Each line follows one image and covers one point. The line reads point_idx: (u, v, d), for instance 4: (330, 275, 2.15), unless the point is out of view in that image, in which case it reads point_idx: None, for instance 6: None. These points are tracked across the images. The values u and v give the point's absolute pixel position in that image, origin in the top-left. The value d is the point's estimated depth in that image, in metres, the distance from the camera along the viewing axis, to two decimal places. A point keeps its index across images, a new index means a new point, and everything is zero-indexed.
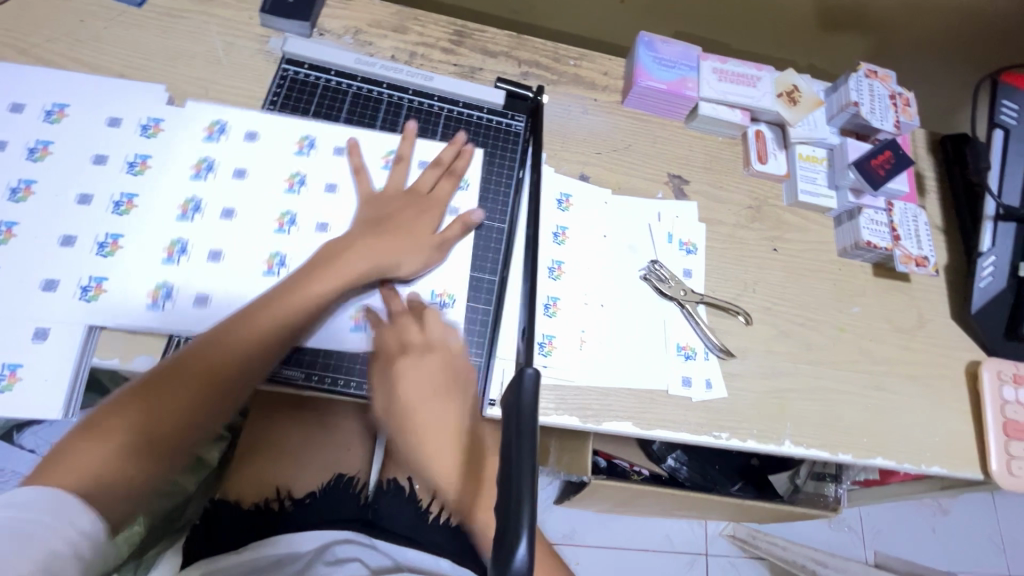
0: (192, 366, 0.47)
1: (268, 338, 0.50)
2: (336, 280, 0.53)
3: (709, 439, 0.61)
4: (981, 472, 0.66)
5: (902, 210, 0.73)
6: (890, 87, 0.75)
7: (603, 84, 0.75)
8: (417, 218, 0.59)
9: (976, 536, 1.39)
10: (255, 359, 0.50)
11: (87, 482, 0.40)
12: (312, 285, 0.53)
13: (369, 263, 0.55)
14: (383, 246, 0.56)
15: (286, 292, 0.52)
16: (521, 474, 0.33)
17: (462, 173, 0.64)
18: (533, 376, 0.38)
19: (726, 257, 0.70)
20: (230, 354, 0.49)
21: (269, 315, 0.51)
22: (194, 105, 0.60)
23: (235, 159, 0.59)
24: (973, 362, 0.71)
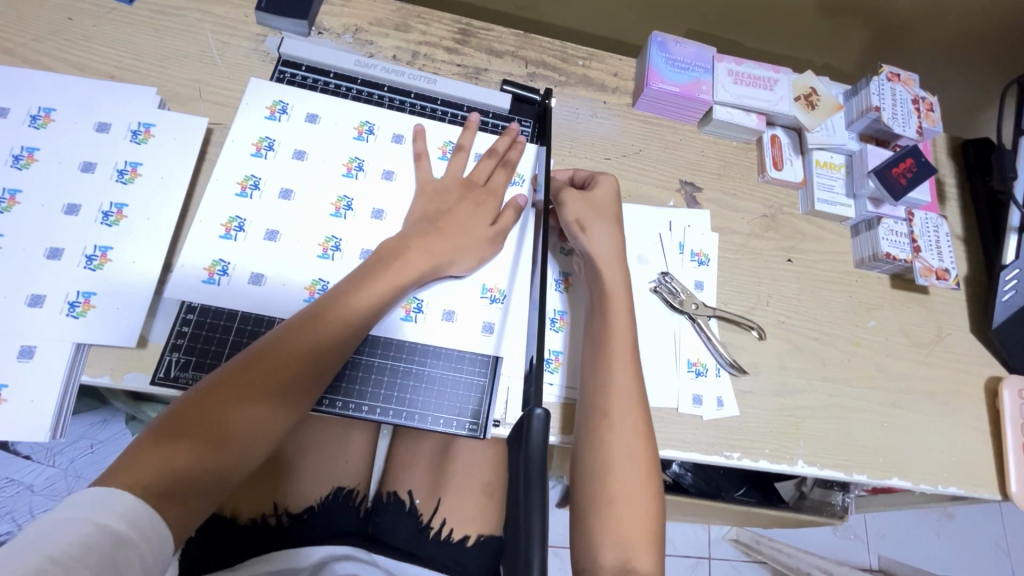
0: (261, 366, 0.45)
1: (333, 335, 0.48)
2: (396, 275, 0.52)
3: (719, 460, 0.59)
4: (1000, 493, 0.64)
5: (923, 219, 0.70)
6: (912, 91, 0.72)
7: (612, 86, 0.73)
8: (473, 217, 0.57)
9: (981, 541, 1.38)
10: (322, 361, 0.47)
11: (161, 489, 0.38)
12: (373, 283, 0.50)
13: (425, 261, 0.53)
14: (441, 245, 0.54)
15: (349, 289, 0.50)
16: (529, 528, 0.31)
17: (516, 165, 0.62)
18: (541, 416, 0.36)
19: (739, 268, 0.68)
20: (297, 353, 0.46)
21: (332, 312, 0.48)
22: (258, 82, 0.58)
23: (297, 140, 0.57)
24: (993, 378, 0.69)
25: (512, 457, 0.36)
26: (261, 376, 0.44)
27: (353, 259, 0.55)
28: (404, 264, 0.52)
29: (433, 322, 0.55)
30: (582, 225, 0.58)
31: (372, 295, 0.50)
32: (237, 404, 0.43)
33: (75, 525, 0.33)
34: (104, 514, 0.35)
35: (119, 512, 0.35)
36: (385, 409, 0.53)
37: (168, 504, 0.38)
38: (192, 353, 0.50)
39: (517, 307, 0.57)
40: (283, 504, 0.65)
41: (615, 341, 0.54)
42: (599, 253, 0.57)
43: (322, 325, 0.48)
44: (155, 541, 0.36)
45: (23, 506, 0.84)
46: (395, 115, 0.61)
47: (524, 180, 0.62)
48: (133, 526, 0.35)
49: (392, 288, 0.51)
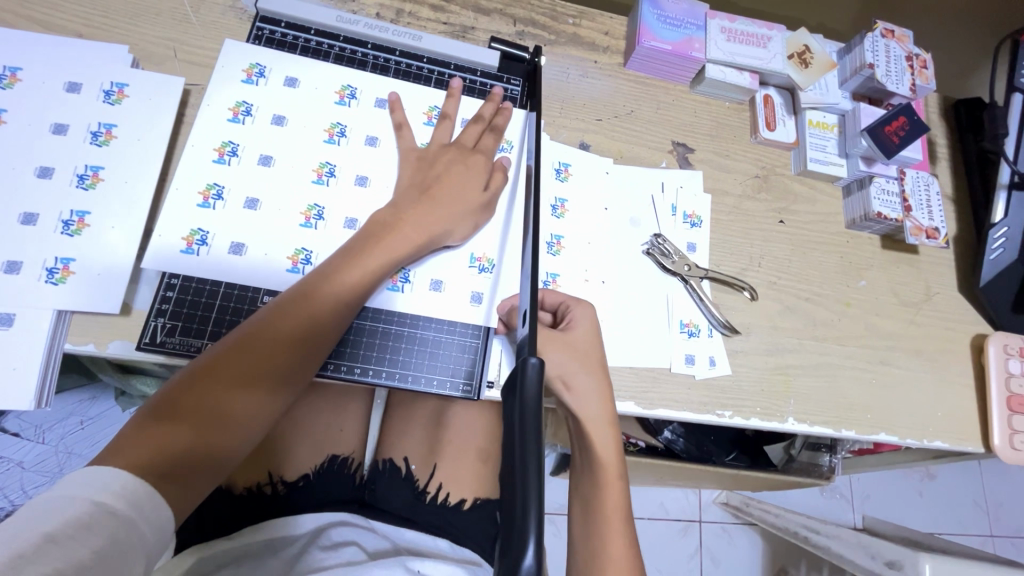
0: (252, 346, 0.44)
1: (329, 313, 0.47)
2: (390, 249, 0.50)
3: (711, 418, 0.60)
4: (983, 446, 0.66)
5: (913, 178, 0.70)
6: (906, 48, 0.71)
7: (603, 45, 0.71)
8: (463, 181, 0.55)
9: (962, 499, 1.43)
10: (314, 339, 0.46)
11: (160, 469, 0.38)
12: (367, 259, 0.49)
13: (417, 235, 0.51)
14: (433, 215, 0.53)
15: (343, 264, 0.48)
16: (525, 468, 0.31)
17: (504, 130, 0.61)
18: (536, 365, 0.36)
19: (731, 229, 0.67)
20: (288, 332, 0.45)
21: (327, 289, 0.47)
22: (231, 45, 0.56)
23: (276, 106, 0.55)
24: (979, 335, 0.70)
25: (506, 413, 0.36)
26: (254, 355, 0.44)
27: (337, 227, 0.53)
28: (395, 237, 0.51)
29: (422, 293, 0.54)
30: (565, 383, 0.52)
31: (364, 270, 0.49)
32: (235, 382, 0.43)
33: (70, 503, 0.33)
34: (102, 492, 0.34)
35: (116, 492, 0.35)
36: (378, 372, 0.53)
37: (168, 484, 0.38)
38: (178, 320, 0.49)
39: (506, 274, 0.56)
40: (279, 474, 0.65)
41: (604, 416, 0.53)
42: (588, 414, 0.52)
43: (313, 301, 0.46)
44: (155, 521, 0.36)
45: (13, 483, 0.83)
46: (378, 79, 0.59)
47: (512, 147, 0.62)
48: (132, 506, 0.35)
49: (383, 263, 0.50)
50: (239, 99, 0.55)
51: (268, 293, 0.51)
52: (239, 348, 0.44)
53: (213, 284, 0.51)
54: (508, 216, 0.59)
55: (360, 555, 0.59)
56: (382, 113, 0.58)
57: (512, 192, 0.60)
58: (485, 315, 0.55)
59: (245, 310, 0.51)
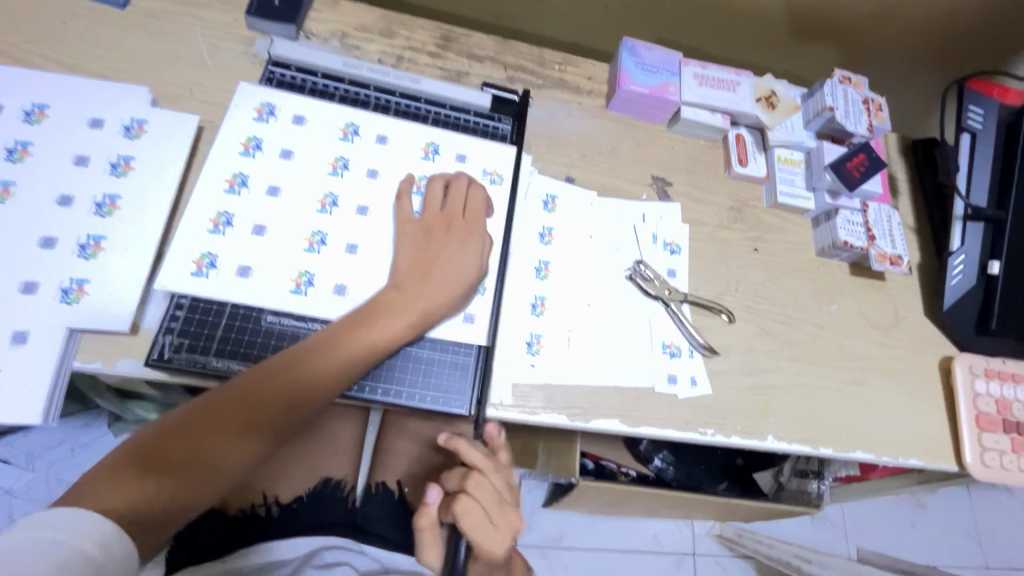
0: (254, 402, 0.47)
1: (321, 380, 0.50)
2: (386, 323, 0.53)
3: (694, 436, 0.62)
4: (956, 464, 0.68)
5: (876, 210, 0.74)
6: (862, 93, 0.77)
7: (587, 88, 0.77)
8: (461, 251, 0.58)
9: (955, 530, 1.43)
10: (307, 403, 0.49)
11: (135, 514, 0.39)
12: (365, 330, 0.52)
13: (414, 311, 0.54)
14: (430, 291, 0.55)
15: (341, 336, 0.51)
16: None
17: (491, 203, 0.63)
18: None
19: (708, 257, 0.71)
20: (285, 394, 0.48)
21: (320, 359, 0.50)
22: (246, 86, 0.61)
23: (287, 141, 0.60)
24: (946, 357, 0.73)
25: None
26: (247, 411, 0.47)
27: (338, 252, 0.57)
28: (397, 313, 0.54)
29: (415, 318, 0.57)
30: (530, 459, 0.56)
31: (365, 341, 0.52)
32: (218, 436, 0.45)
33: (46, 548, 0.33)
34: (73, 535, 0.35)
35: (91, 537, 0.35)
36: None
37: (138, 528, 0.39)
38: (185, 336, 0.52)
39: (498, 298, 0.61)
40: (273, 494, 0.67)
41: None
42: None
43: (312, 369, 0.50)
44: (123, 560, 0.37)
45: (1, 509, 0.83)
46: (379, 117, 0.64)
47: (503, 179, 0.66)
48: (102, 548, 0.35)
49: (384, 340, 0.53)
50: (249, 135, 0.59)
51: (272, 312, 0.54)
52: (235, 401, 0.47)
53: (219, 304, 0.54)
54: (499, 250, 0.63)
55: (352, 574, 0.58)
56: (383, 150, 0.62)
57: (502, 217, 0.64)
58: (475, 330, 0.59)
59: (249, 328, 0.54)
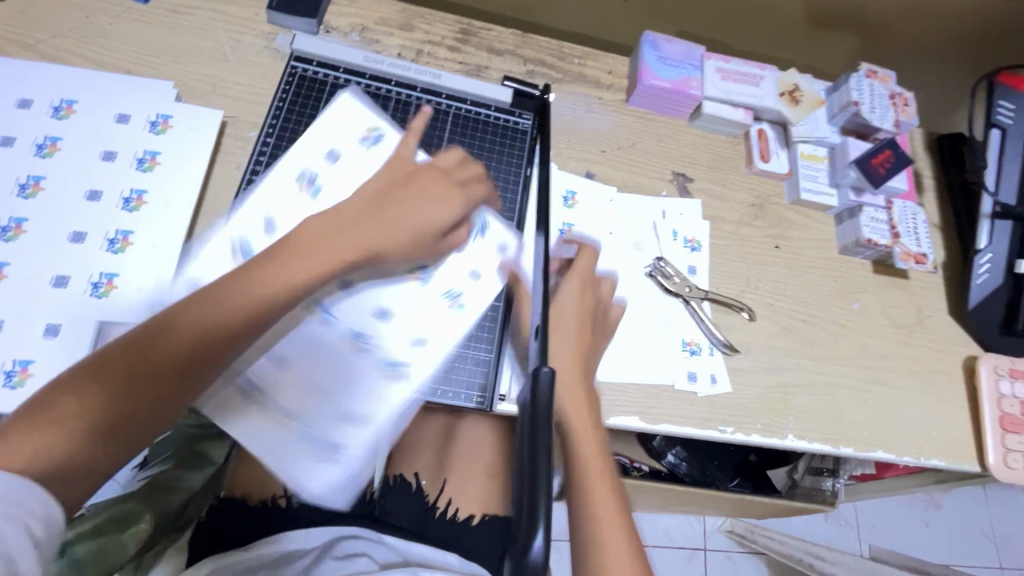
0: (166, 344, 0.41)
1: (249, 309, 0.44)
2: (327, 249, 0.47)
3: (713, 434, 0.62)
4: (979, 465, 0.67)
5: (902, 207, 0.73)
6: (889, 87, 0.76)
7: (607, 83, 0.76)
8: (432, 199, 0.53)
9: (970, 530, 1.42)
10: (231, 343, 0.43)
11: (46, 471, 0.36)
12: (295, 259, 0.46)
13: (362, 243, 0.49)
14: (389, 228, 0.50)
15: (271, 265, 0.45)
16: (537, 454, 0.35)
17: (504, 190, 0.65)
18: (547, 375, 0.39)
19: (729, 254, 0.71)
20: (205, 332, 0.42)
21: (247, 287, 0.44)
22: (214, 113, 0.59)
23: (309, 144, 0.59)
24: (970, 357, 0.72)
25: (522, 418, 0.39)
26: (165, 346, 0.41)
27: None
28: (331, 242, 0.47)
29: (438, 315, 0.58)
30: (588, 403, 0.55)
31: (296, 273, 0.46)
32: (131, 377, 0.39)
33: (2, 524, 0.31)
34: (22, 505, 0.33)
35: (37, 509, 0.34)
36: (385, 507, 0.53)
37: (57, 485, 0.36)
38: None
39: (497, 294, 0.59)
40: (294, 486, 0.68)
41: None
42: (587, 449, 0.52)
43: (234, 301, 0.43)
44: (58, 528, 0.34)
45: None
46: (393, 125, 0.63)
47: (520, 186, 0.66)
48: (45, 526, 0.33)
49: (320, 274, 0.47)
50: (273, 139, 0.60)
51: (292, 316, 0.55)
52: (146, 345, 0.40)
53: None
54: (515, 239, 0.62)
55: (371, 565, 0.59)
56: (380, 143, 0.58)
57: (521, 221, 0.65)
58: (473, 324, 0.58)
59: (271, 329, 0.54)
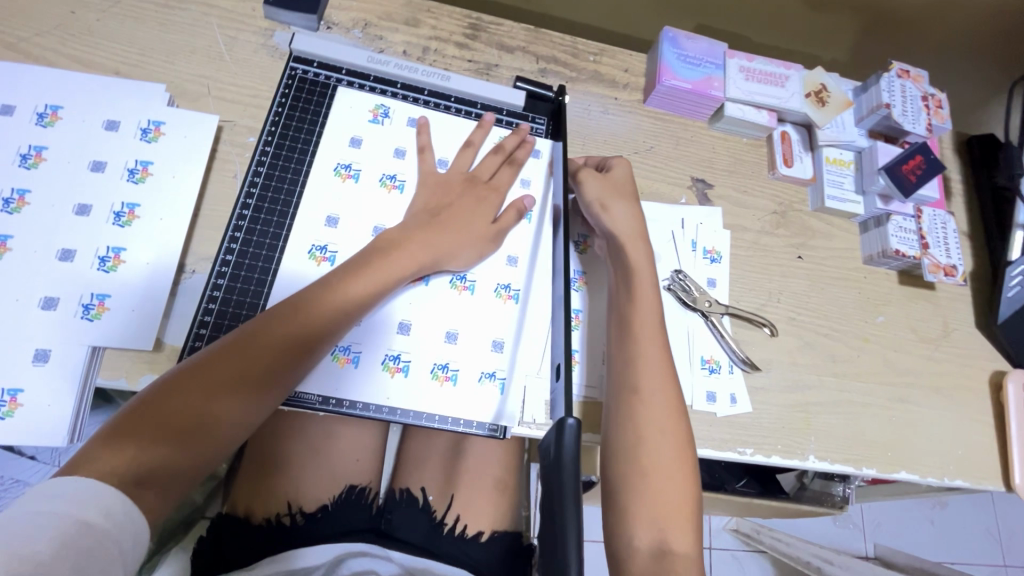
0: (242, 364, 0.44)
1: (324, 323, 0.48)
2: (391, 264, 0.51)
3: (732, 455, 0.60)
4: (1004, 484, 0.65)
5: (931, 216, 0.70)
6: (922, 88, 0.72)
7: (623, 82, 0.72)
8: (475, 211, 0.56)
9: (975, 529, 1.41)
10: (299, 357, 0.46)
11: (137, 476, 0.38)
12: (368, 274, 0.50)
13: (424, 255, 0.53)
14: (443, 238, 0.54)
15: (346, 275, 0.50)
16: (567, 525, 0.32)
17: (523, 164, 0.61)
18: (574, 428, 0.36)
19: (750, 265, 0.68)
20: (283, 346, 0.46)
21: (322, 302, 0.48)
22: (209, 118, 0.56)
23: (342, 134, 0.58)
24: (997, 372, 0.70)
25: (545, 475, 0.36)
26: (245, 361, 0.44)
27: (364, 233, 0.56)
28: (397, 255, 0.52)
29: (455, 305, 0.55)
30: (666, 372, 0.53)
31: (364, 287, 0.49)
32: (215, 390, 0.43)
33: (57, 525, 0.33)
34: (79, 507, 0.34)
35: (97, 506, 0.35)
36: (432, 414, 0.52)
37: (145, 490, 0.39)
38: (219, 332, 0.50)
39: (543, 236, 0.60)
40: (297, 504, 0.65)
41: (637, 552, 0.47)
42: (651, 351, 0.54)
43: (312, 317, 0.47)
44: (130, 530, 0.36)
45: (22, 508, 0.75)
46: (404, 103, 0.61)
47: (543, 156, 0.63)
48: (108, 517, 0.35)
49: (383, 287, 0.50)
50: (276, 114, 0.58)
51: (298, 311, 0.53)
52: (224, 359, 0.44)
53: (249, 306, 0.52)
54: (548, 175, 0.63)
55: None
56: (424, 123, 0.60)
57: (540, 205, 0.61)
58: (522, 276, 0.58)
59: None
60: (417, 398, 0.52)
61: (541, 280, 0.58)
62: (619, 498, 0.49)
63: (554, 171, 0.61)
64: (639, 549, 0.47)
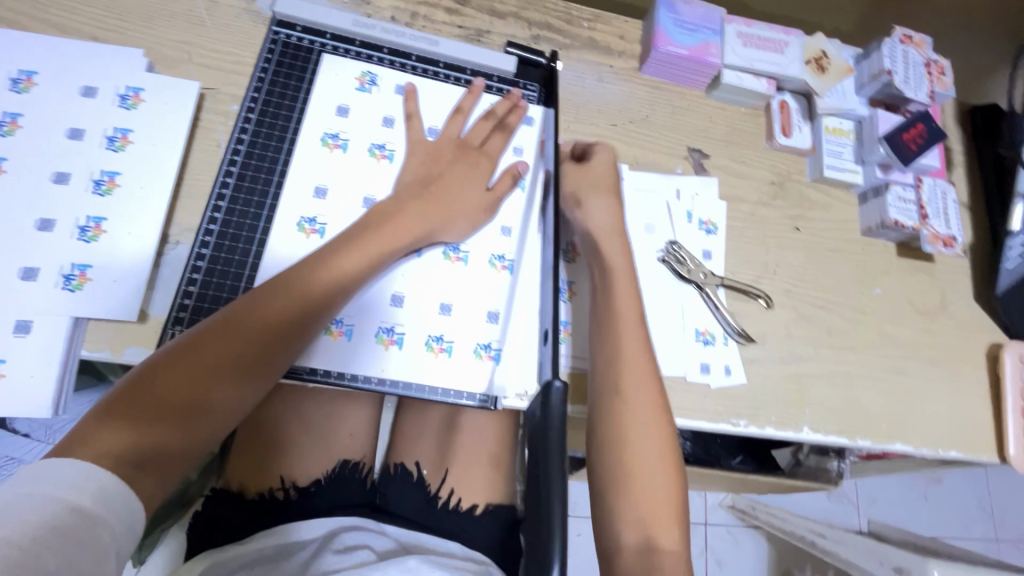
0: (237, 342, 0.43)
1: (317, 299, 0.47)
2: (384, 236, 0.50)
3: (726, 427, 0.59)
4: (998, 456, 0.65)
5: (931, 185, 0.69)
6: (925, 54, 0.70)
7: (618, 49, 0.70)
8: (469, 179, 0.56)
9: (968, 505, 1.43)
10: (294, 334, 0.46)
11: (135, 457, 0.38)
12: (361, 248, 0.49)
13: (417, 226, 0.52)
14: (437, 208, 0.53)
15: (339, 248, 0.49)
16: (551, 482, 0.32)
17: (515, 130, 0.60)
18: (559, 391, 0.37)
19: (746, 236, 0.67)
20: (278, 323, 0.45)
21: (315, 277, 0.47)
22: (189, 85, 0.54)
23: (327, 102, 0.56)
24: (994, 344, 0.69)
25: (531, 441, 0.36)
26: (239, 339, 0.44)
27: (353, 204, 0.54)
28: (391, 227, 0.51)
29: (446, 275, 0.55)
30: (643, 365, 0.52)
31: (357, 261, 0.49)
32: (210, 369, 0.42)
33: (52, 508, 0.32)
34: (74, 491, 0.34)
35: (89, 491, 0.34)
36: (423, 385, 0.51)
37: (143, 471, 0.38)
38: (203, 304, 0.49)
39: (534, 208, 0.58)
40: (290, 479, 0.65)
41: (623, 548, 0.46)
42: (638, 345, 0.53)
43: (306, 292, 0.46)
44: (124, 517, 0.36)
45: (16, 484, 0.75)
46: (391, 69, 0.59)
47: (535, 122, 0.62)
48: (103, 504, 0.35)
49: (377, 260, 0.50)
50: (259, 80, 0.56)
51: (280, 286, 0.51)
52: (218, 338, 0.43)
53: (233, 278, 0.51)
54: (540, 144, 0.61)
55: (371, 557, 0.58)
56: (412, 90, 0.58)
57: (533, 175, 0.60)
58: (514, 246, 0.57)
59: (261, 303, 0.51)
60: (411, 367, 0.52)
61: (533, 250, 0.57)
62: (607, 496, 0.48)
63: (545, 140, 0.60)
64: (626, 546, 0.46)
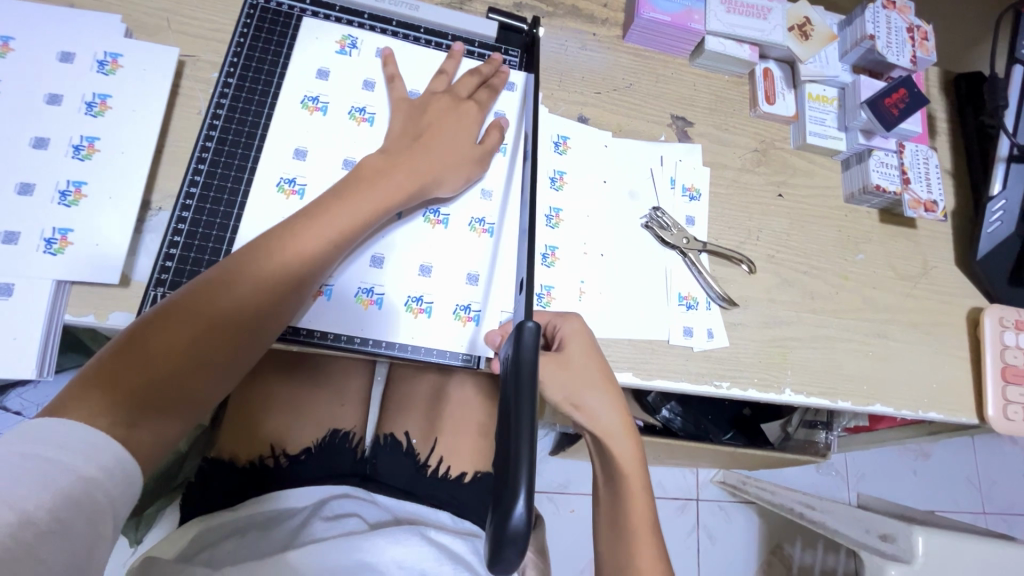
0: (226, 304, 0.43)
1: (309, 257, 0.46)
2: (375, 193, 0.50)
3: (708, 389, 0.60)
4: (977, 417, 0.66)
5: (912, 151, 0.70)
6: (907, 19, 0.70)
7: (602, 17, 0.70)
8: (457, 133, 0.56)
9: (956, 479, 1.45)
10: (285, 294, 0.46)
11: (129, 418, 0.38)
12: (352, 202, 0.49)
13: (409, 182, 0.52)
14: (427, 163, 0.53)
15: (331, 203, 0.48)
16: (519, 414, 0.32)
17: (501, 90, 0.61)
18: (533, 330, 0.37)
19: (730, 203, 0.67)
20: (269, 283, 0.45)
21: (305, 236, 0.46)
22: (168, 50, 0.54)
23: (307, 66, 0.56)
24: (975, 308, 0.70)
25: (503, 378, 0.36)
26: (230, 300, 0.43)
27: (335, 166, 0.54)
28: (383, 181, 0.50)
29: (428, 238, 0.55)
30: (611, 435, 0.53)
31: (348, 216, 0.48)
32: (200, 330, 0.42)
33: (55, 479, 0.33)
34: (75, 458, 0.34)
35: (92, 459, 0.35)
36: (404, 344, 0.52)
37: (139, 431, 0.38)
38: (185, 265, 0.50)
39: (516, 172, 0.59)
40: (280, 446, 0.65)
41: None
42: (604, 427, 0.53)
43: (296, 250, 0.46)
44: (125, 481, 0.37)
45: None
46: (371, 35, 0.59)
47: (517, 88, 0.62)
48: (105, 471, 0.35)
49: (370, 215, 0.49)
50: (238, 45, 0.56)
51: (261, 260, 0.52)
52: (207, 300, 0.43)
53: (215, 240, 0.51)
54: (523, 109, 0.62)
55: (361, 525, 0.59)
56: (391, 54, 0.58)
57: (515, 139, 0.60)
58: (496, 210, 0.57)
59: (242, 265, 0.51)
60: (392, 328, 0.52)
61: (514, 215, 0.58)
62: None
63: (526, 105, 0.61)
64: None
